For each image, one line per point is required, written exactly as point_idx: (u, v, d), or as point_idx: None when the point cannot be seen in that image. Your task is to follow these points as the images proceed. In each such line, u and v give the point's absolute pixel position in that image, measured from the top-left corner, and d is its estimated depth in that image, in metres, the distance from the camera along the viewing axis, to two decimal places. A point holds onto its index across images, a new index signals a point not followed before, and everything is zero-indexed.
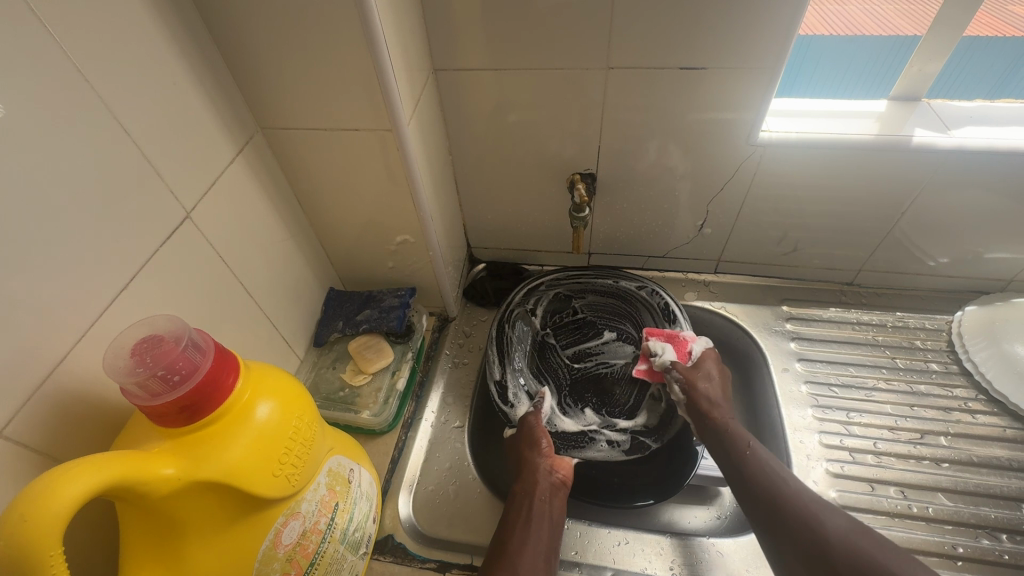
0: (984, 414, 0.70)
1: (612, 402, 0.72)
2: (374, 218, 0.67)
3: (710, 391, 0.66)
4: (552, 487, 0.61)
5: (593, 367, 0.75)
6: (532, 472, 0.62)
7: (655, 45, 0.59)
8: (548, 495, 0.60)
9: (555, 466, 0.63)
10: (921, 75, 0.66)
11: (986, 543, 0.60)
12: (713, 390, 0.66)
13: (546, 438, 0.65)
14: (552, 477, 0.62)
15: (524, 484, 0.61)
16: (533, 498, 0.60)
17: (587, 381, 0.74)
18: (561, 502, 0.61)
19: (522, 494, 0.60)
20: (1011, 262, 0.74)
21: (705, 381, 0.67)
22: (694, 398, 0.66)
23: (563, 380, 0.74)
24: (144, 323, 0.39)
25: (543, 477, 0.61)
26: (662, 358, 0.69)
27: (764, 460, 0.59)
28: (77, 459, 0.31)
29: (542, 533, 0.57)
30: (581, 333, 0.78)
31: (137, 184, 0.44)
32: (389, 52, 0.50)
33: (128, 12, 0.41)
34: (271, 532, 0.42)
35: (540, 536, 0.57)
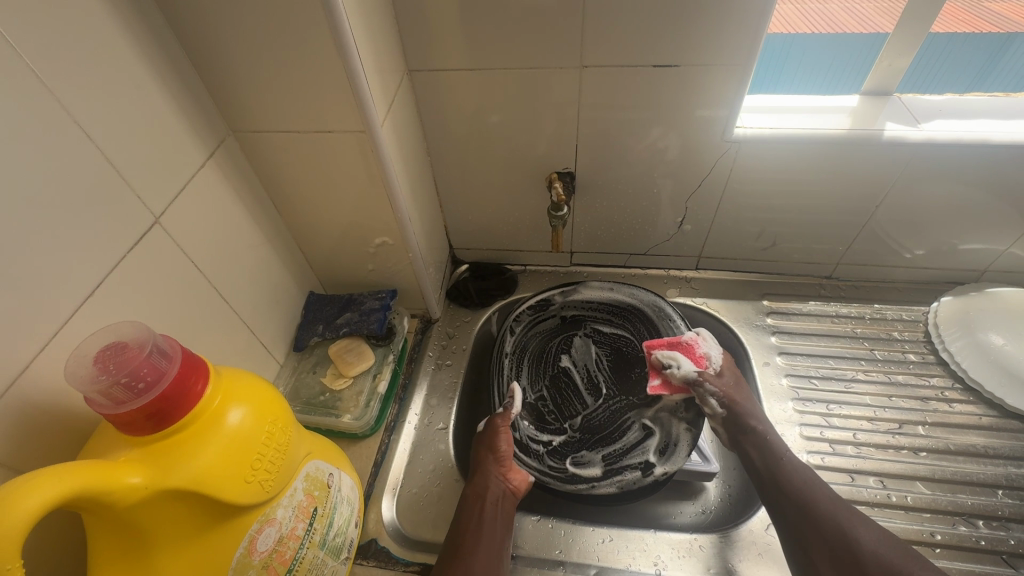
0: (961, 402, 0.71)
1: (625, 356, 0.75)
2: (352, 221, 0.66)
3: (736, 394, 0.66)
4: (502, 493, 0.61)
5: (603, 372, 0.74)
6: (484, 475, 0.62)
7: (627, 43, 0.59)
8: (496, 500, 0.60)
9: (507, 473, 0.62)
10: (890, 70, 0.66)
11: (963, 529, 0.61)
12: (745, 397, 0.66)
13: (504, 446, 0.64)
14: (503, 484, 0.62)
15: (474, 489, 0.61)
16: (483, 503, 0.60)
17: (615, 380, 0.74)
18: (509, 509, 0.61)
19: (471, 498, 0.60)
20: (983, 252, 0.75)
21: (734, 392, 0.66)
22: (735, 408, 0.64)
23: (614, 394, 0.72)
24: (109, 330, 0.38)
25: (494, 483, 0.61)
26: (683, 368, 0.66)
27: (788, 466, 0.60)
28: (37, 469, 0.31)
29: (493, 536, 0.58)
30: (558, 388, 0.74)
31: (102, 190, 0.43)
32: (360, 53, 0.50)
33: (89, 16, 0.40)
34: (245, 540, 0.41)
35: (492, 540, 0.57)
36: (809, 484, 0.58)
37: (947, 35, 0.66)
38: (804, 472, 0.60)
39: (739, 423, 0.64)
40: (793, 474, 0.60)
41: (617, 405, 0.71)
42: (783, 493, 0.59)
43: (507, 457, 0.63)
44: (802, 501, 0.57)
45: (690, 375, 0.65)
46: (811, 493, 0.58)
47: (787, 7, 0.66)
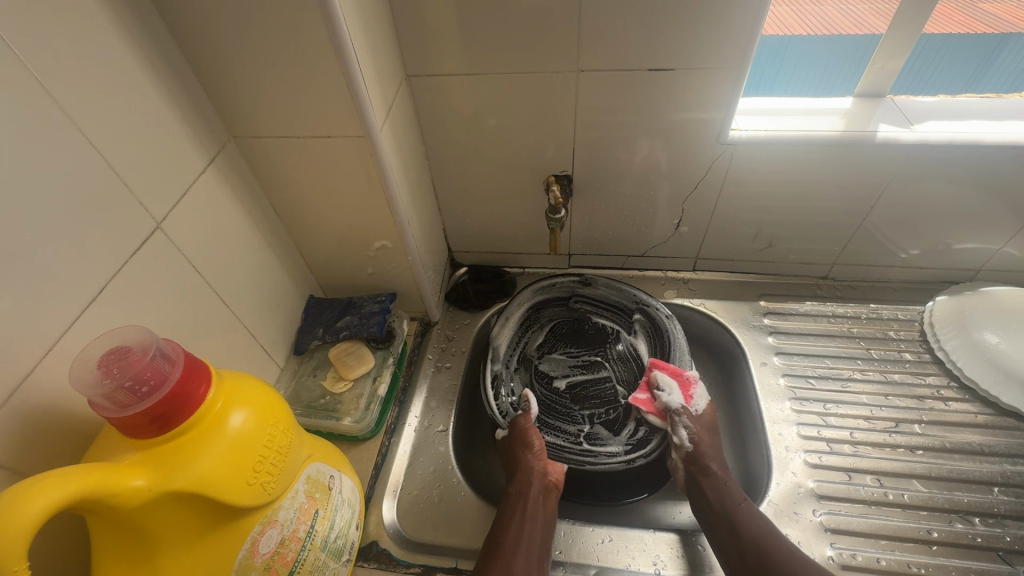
0: (956, 401, 0.72)
1: (561, 331, 0.81)
2: (351, 225, 0.67)
3: (710, 446, 0.66)
4: (544, 488, 0.62)
5: (577, 348, 0.79)
6: (525, 470, 0.64)
7: (622, 47, 0.60)
8: (540, 495, 0.61)
9: (545, 468, 0.64)
10: (884, 72, 0.67)
11: (959, 527, 0.61)
12: (715, 445, 0.67)
13: (536, 441, 0.66)
14: (544, 478, 0.63)
15: (516, 486, 0.62)
16: (525, 498, 0.61)
17: (589, 348, 0.79)
18: (553, 502, 0.62)
19: (515, 491, 0.62)
20: (977, 252, 0.76)
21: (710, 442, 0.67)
22: (699, 453, 0.65)
23: (599, 351, 0.79)
24: (112, 334, 0.39)
25: (535, 476, 0.63)
26: (670, 398, 0.68)
27: (743, 514, 0.59)
28: (42, 473, 0.31)
29: (534, 526, 0.59)
30: (585, 398, 0.75)
31: (104, 196, 0.44)
32: (359, 60, 0.51)
33: (91, 25, 0.41)
34: (247, 541, 0.42)
35: (534, 533, 0.58)
36: (765, 532, 0.57)
37: (942, 36, 0.67)
38: (759, 520, 0.58)
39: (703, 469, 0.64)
40: (748, 521, 0.58)
41: (612, 355, 0.78)
42: (737, 537, 0.57)
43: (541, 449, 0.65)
44: (754, 547, 0.56)
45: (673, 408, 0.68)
46: (761, 542, 0.56)
47: (782, 9, 0.67)
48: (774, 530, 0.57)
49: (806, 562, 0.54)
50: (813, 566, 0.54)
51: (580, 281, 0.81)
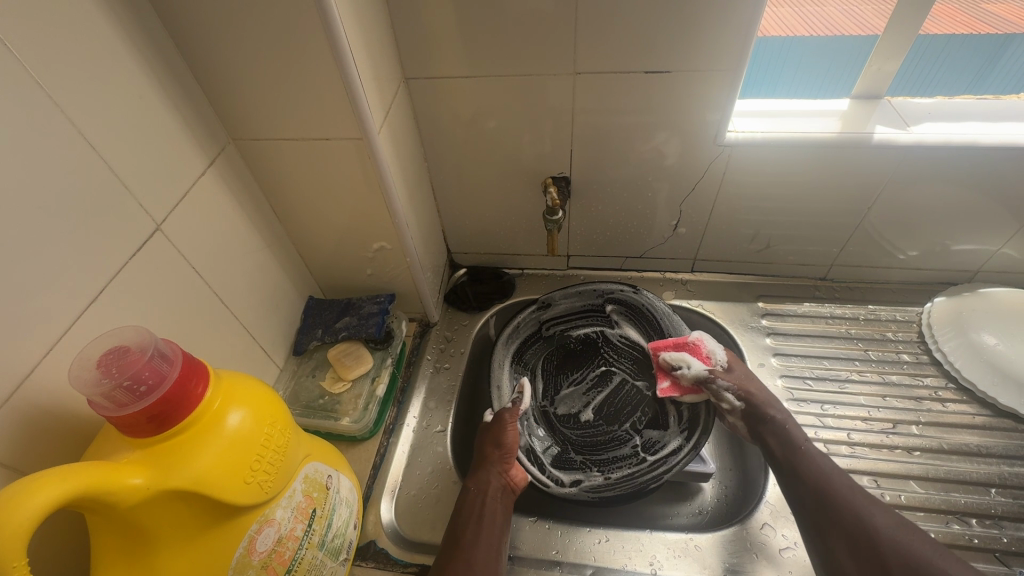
0: (954, 402, 0.72)
1: (549, 371, 0.78)
2: (349, 226, 0.67)
3: (757, 390, 0.67)
4: (502, 488, 0.63)
5: (569, 368, 0.78)
6: (486, 469, 0.63)
7: (619, 50, 0.60)
8: (497, 495, 0.62)
9: (507, 470, 0.64)
10: (880, 74, 0.67)
11: (956, 528, 0.61)
12: (761, 390, 0.67)
13: (511, 440, 0.65)
14: (504, 478, 0.63)
15: (477, 481, 0.62)
16: (485, 496, 0.61)
17: (579, 366, 0.78)
18: (508, 503, 0.62)
19: (472, 492, 0.61)
20: (975, 253, 0.76)
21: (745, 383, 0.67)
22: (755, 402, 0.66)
23: (597, 360, 0.79)
24: (111, 335, 0.39)
25: (494, 478, 0.63)
26: (692, 369, 0.68)
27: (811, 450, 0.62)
28: (41, 470, 0.32)
29: (493, 527, 0.59)
30: (611, 412, 0.73)
31: (105, 198, 0.44)
32: (356, 63, 0.51)
33: (92, 30, 0.42)
34: (244, 540, 0.42)
35: (492, 534, 0.58)
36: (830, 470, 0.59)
37: (946, 36, 0.67)
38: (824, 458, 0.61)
39: (763, 418, 0.65)
40: (810, 459, 0.60)
41: (608, 356, 0.78)
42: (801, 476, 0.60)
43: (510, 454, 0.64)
44: (814, 477, 0.59)
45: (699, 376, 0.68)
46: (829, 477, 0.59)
47: (784, 10, 0.67)
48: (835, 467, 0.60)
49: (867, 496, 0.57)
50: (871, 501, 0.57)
51: (539, 308, 0.80)
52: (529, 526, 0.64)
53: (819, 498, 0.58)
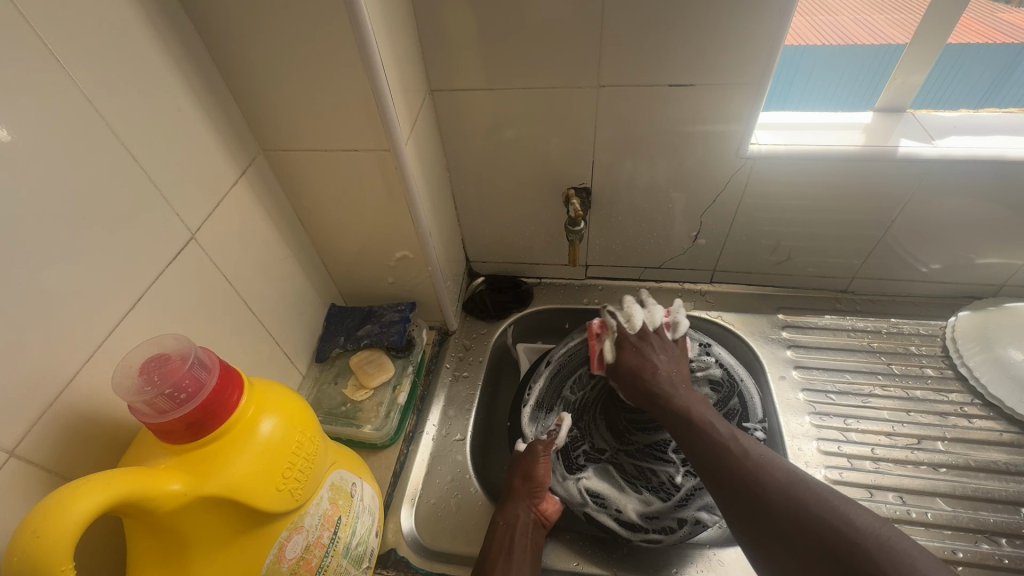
0: (980, 418, 0.71)
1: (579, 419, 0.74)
2: (373, 235, 0.68)
3: (651, 366, 0.67)
4: (532, 523, 0.62)
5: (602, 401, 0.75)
6: (515, 504, 0.62)
7: (643, 62, 0.61)
8: (527, 532, 0.61)
9: (536, 504, 0.63)
10: (904, 87, 0.67)
11: (985, 547, 0.60)
12: (665, 362, 0.67)
13: (542, 474, 0.64)
14: (533, 513, 0.62)
15: (505, 518, 0.61)
16: (514, 534, 0.60)
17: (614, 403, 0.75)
18: (538, 540, 0.61)
19: (502, 527, 0.60)
20: (1000, 267, 0.75)
21: (642, 355, 0.68)
22: (646, 378, 0.66)
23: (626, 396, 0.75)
24: (151, 343, 0.40)
25: (525, 512, 0.62)
26: (608, 350, 0.70)
27: (710, 421, 0.60)
28: (86, 476, 0.32)
29: (520, 569, 0.57)
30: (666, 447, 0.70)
31: (143, 207, 0.45)
32: (387, 76, 0.52)
33: (135, 46, 0.43)
34: (274, 547, 0.42)
35: (520, 573, 0.57)
36: (727, 438, 0.57)
37: (962, 46, 0.66)
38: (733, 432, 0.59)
39: (669, 387, 0.65)
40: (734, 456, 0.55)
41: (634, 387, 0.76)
42: (706, 458, 0.57)
43: (542, 485, 0.64)
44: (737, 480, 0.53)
45: (609, 360, 0.69)
46: (733, 449, 0.56)
47: (799, 20, 0.68)
48: (747, 438, 0.58)
49: (765, 464, 0.53)
50: (773, 468, 0.53)
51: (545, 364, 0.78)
52: (548, 542, 0.64)
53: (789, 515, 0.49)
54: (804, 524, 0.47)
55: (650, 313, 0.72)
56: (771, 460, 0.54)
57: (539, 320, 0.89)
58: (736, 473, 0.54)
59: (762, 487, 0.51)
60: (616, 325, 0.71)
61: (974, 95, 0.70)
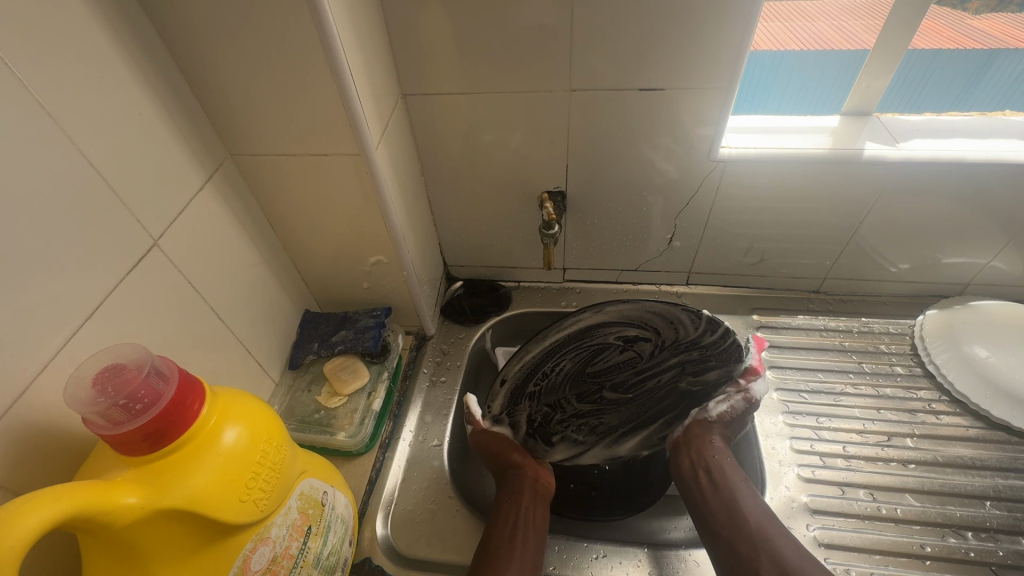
0: (948, 414, 0.72)
1: (545, 394, 0.68)
2: (346, 239, 0.67)
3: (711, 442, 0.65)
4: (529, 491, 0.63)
5: (568, 372, 0.69)
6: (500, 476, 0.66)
7: (613, 67, 0.61)
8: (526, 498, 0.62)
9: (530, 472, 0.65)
10: (869, 92, 0.70)
11: (952, 541, 0.61)
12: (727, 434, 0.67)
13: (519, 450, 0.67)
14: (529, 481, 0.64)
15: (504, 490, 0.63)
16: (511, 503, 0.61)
17: (579, 373, 0.69)
18: (540, 507, 0.62)
19: (501, 499, 0.62)
20: (965, 266, 0.77)
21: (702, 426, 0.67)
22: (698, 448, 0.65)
23: (598, 360, 0.69)
24: (107, 352, 0.39)
25: (520, 481, 0.64)
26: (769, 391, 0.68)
27: (742, 499, 0.59)
28: (33, 491, 0.31)
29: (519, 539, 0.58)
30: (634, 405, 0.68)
31: (101, 212, 0.44)
32: (355, 81, 0.52)
33: (93, 49, 0.42)
34: (239, 559, 0.42)
35: (522, 536, 0.58)
36: (761, 521, 0.57)
37: (932, 50, 0.67)
38: (755, 507, 0.59)
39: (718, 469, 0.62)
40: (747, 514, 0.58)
41: (601, 354, 0.69)
42: (717, 528, 0.58)
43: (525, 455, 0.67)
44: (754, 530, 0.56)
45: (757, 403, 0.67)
46: (750, 523, 0.57)
47: (774, 24, 0.67)
48: (770, 516, 0.58)
49: (773, 546, 0.54)
50: (778, 554, 0.54)
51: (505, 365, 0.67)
52: None
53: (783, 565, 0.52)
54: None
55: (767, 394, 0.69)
56: (777, 544, 0.54)
57: (517, 323, 0.89)
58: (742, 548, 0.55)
59: (767, 564, 0.53)
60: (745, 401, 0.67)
61: (945, 99, 0.72)
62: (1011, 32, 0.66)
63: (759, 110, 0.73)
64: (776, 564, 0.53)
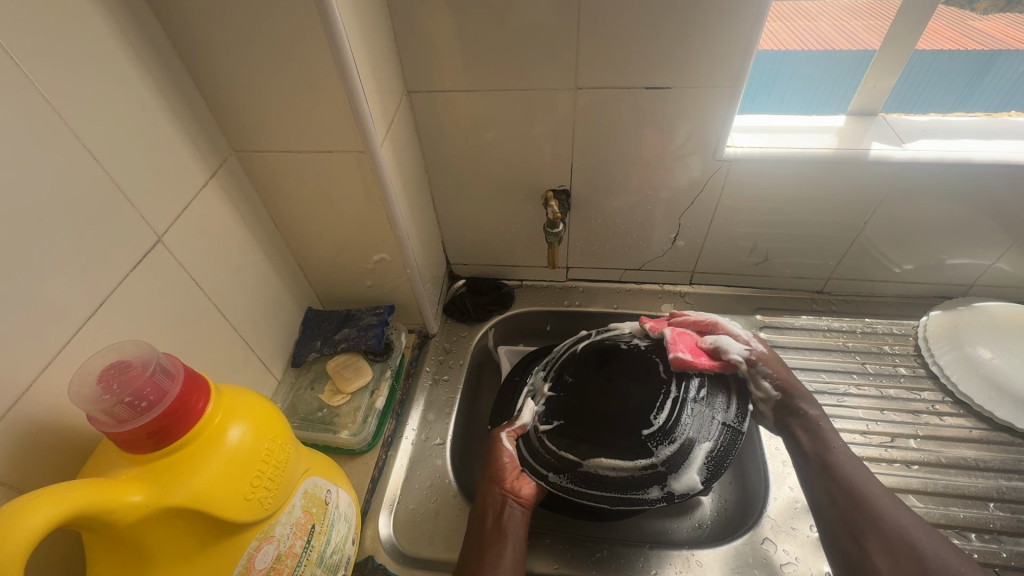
0: (951, 415, 0.72)
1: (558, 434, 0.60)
2: (349, 236, 0.67)
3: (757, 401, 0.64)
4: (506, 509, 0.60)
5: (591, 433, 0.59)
6: (486, 491, 0.61)
7: (620, 65, 0.61)
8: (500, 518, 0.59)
9: (510, 487, 0.61)
10: (875, 91, 0.69)
11: (956, 543, 0.61)
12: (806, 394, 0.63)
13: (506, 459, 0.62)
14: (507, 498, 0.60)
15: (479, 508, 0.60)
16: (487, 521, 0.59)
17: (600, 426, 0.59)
18: (520, 520, 0.59)
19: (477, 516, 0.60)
20: (969, 268, 0.77)
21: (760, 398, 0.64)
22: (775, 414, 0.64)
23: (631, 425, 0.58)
24: (112, 350, 0.39)
25: (497, 498, 0.60)
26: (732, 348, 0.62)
27: (838, 463, 0.58)
28: (38, 489, 0.31)
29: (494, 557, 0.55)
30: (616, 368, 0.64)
31: (104, 209, 0.44)
32: (361, 77, 0.52)
33: (99, 45, 0.42)
34: (244, 558, 0.41)
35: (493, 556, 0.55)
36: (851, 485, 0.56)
37: (935, 52, 0.67)
38: (852, 468, 0.57)
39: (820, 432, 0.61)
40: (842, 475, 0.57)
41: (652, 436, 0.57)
42: (817, 492, 0.58)
43: (508, 469, 0.62)
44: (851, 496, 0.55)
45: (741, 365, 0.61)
46: (849, 487, 0.56)
47: (776, 24, 0.67)
48: (869, 477, 0.57)
49: (875, 513, 0.53)
50: (883, 521, 0.53)
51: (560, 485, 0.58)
52: (535, 547, 0.64)
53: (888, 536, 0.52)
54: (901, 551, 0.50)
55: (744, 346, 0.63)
56: (880, 509, 0.53)
57: (520, 322, 0.89)
58: (842, 511, 0.55)
59: (871, 532, 0.52)
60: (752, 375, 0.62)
61: (948, 99, 0.71)
62: (1011, 33, 0.66)
63: (764, 109, 0.73)
64: (880, 532, 0.52)
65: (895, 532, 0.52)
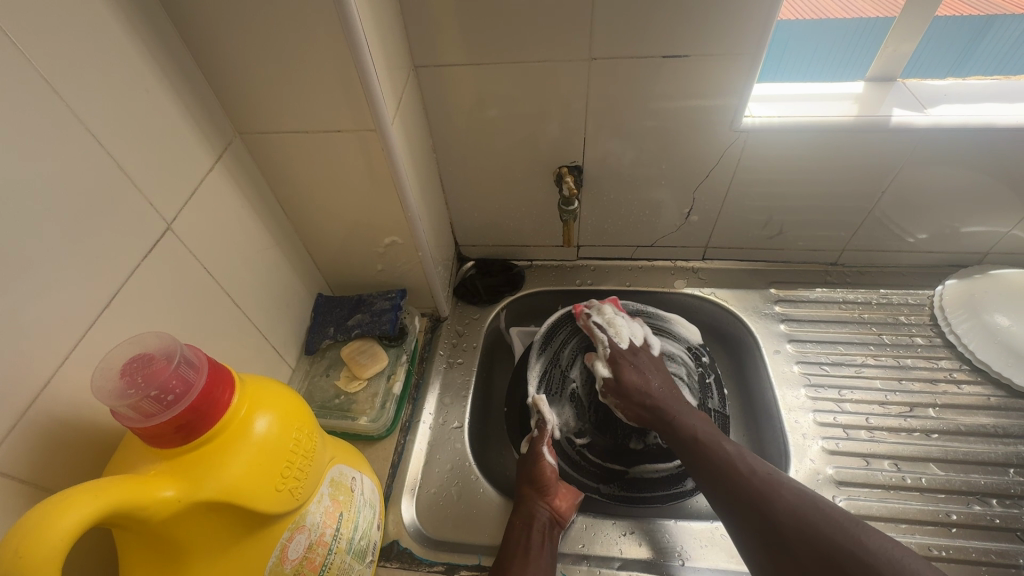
0: (968, 383, 0.72)
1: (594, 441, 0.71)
2: (359, 220, 0.65)
3: (650, 384, 0.67)
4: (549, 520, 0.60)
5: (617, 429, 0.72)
6: (531, 504, 0.60)
7: (637, 34, 0.58)
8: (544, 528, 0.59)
9: (551, 500, 0.61)
10: (894, 56, 0.66)
11: (977, 508, 0.62)
12: (664, 383, 0.68)
13: (548, 475, 0.63)
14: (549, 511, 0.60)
15: (519, 516, 0.60)
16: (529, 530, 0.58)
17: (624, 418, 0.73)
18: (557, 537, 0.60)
19: (517, 526, 0.59)
20: (982, 235, 0.76)
21: (638, 371, 0.69)
22: (647, 396, 0.66)
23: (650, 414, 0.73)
24: (132, 343, 0.38)
25: (540, 510, 0.60)
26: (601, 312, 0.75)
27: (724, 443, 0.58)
28: (72, 487, 0.30)
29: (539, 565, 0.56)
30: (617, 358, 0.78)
31: (113, 196, 0.42)
32: (371, 52, 0.49)
33: (98, 21, 0.39)
34: (276, 549, 0.41)
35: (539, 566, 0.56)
36: (734, 454, 0.56)
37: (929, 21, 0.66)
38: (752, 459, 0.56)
39: (670, 403, 0.65)
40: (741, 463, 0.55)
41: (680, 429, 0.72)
42: (714, 473, 0.56)
43: (551, 483, 0.62)
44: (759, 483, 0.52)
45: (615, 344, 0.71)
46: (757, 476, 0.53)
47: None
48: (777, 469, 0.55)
49: (779, 493, 0.51)
50: (790, 497, 0.50)
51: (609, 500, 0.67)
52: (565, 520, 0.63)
53: (799, 515, 0.48)
54: (814, 534, 0.47)
55: (632, 330, 0.74)
56: (784, 489, 0.51)
57: (532, 302, 0.87)
58: (750, 494, 0.52)
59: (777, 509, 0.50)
60: (605, 339, 0.72)
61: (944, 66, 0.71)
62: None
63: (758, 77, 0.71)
64: (788, 510, 0.49)
65: (803, 509, 0.49)
